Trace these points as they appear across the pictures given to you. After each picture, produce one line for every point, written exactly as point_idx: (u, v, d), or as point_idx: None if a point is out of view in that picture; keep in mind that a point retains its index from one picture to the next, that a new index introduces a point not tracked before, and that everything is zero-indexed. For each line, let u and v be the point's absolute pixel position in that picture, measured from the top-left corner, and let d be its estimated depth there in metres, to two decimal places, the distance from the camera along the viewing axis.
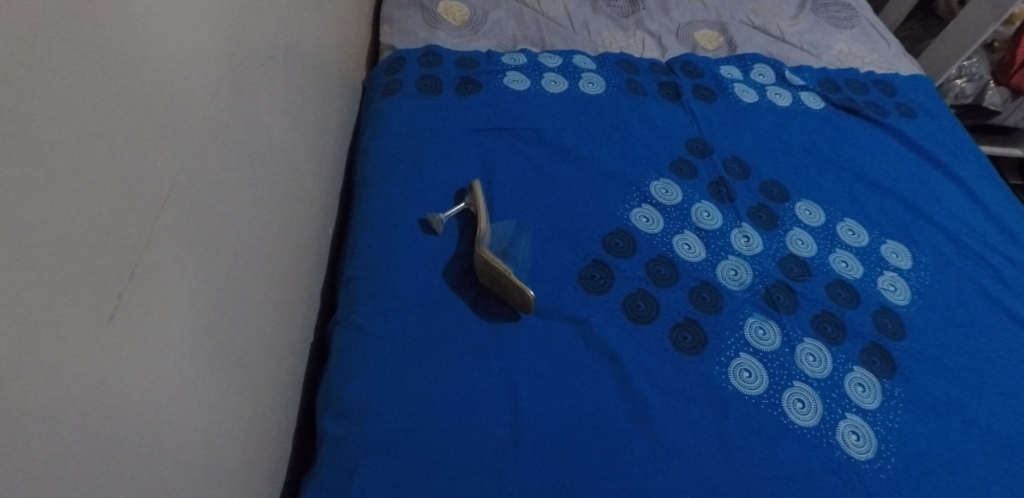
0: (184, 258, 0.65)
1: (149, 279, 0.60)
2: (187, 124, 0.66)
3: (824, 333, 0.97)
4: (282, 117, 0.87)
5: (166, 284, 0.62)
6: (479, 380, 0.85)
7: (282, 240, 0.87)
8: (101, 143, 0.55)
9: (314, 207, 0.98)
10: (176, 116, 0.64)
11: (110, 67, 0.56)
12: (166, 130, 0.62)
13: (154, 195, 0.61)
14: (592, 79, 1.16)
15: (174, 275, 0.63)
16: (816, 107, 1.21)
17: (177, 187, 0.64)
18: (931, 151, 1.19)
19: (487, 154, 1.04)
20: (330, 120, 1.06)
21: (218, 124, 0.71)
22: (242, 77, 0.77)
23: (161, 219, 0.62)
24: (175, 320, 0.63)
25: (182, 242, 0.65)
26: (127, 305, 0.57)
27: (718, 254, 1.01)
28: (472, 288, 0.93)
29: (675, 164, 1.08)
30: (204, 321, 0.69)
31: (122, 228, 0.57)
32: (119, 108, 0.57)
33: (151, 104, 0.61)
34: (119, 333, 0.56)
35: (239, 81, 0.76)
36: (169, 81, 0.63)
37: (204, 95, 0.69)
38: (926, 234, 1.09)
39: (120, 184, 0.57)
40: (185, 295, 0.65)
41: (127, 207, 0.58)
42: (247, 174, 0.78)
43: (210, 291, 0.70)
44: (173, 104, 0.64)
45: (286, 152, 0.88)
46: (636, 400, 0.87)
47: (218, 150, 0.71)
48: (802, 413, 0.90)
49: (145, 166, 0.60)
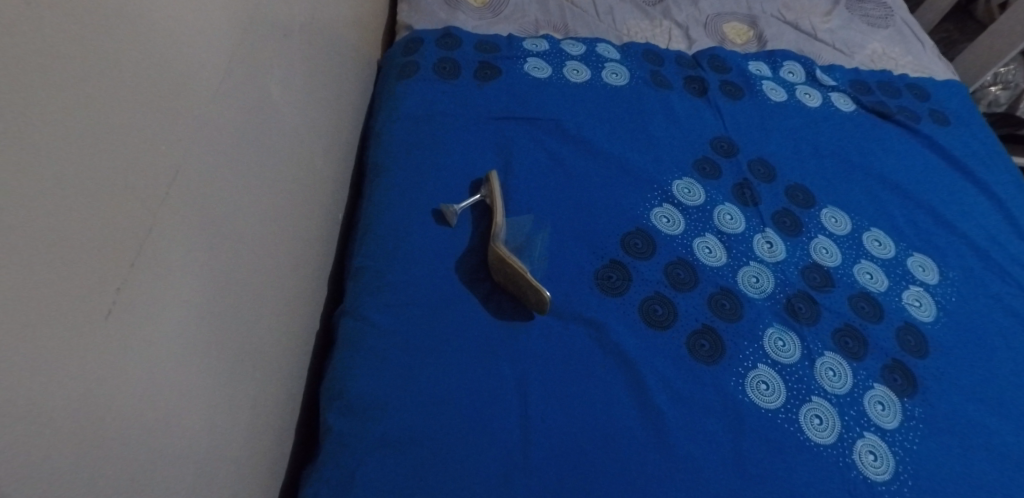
0: (186, 246, 0.61)
1: (151, 267, 0.56)
2: (194, 101, 0.62)
3: (845, 347, 0.93)
4: (293, 96, 0.83)
5: (167, 274, 0.58)
6: (488, 382, 0.82)
7: (290, 226, 0.83)
8: (98, 122, 0.50)
9: (323, 192, 0.94)
10: (181, 94, 0.60)
11: (110, 39, 0.51)
12: (170, 110, 0.58)
13: (157, 178, 0.57)
14: (616, 70, 1.12)
15: (175, 264, 0.60)
16: (846, 109, 1.16)
17: (182, 172, 0.60)
18: (963, 161, 1.15)
19: (505, 144, 1.00)
20: (343, 101, 1.01)
21: (226, 103, 0.67)
22: (253, 53, 0.72)
23: (162, 208, 0.58)
24: (175, 311, 0.60)
25: (187, 228, 0.61)
26: (126, 299, 0.54)
27: (739, 260, 0.97)
28: (484, 285, 0.89)
29: (699, 163, 1.04)
30: (207, 311, 0.65)
31: (123, 217, 0.53)
32: (119, 85, 0.52)
33: (154, 81, 0.56)
34: (116, 330, 0.53)
35: (249, 57, 0.72)
36: (175, 56, 0.59)
37: (213, 72, 0.65)
38: (954, 247, 1.06)
39: (122, 167, 0.53)
40: (188, 285, 0.61)
41: (128, 193, 0.54)
42: (255, 156, 0.74)
43: (213, 279, 0.66)
44: (179, 80, 0.59)
45: (296, 134, 0.84)
46: (650, 410, 0.83)
47: (226, 130, 0.67)
48: (819, 430, 0.87)
49: (149, 147, 0.56)
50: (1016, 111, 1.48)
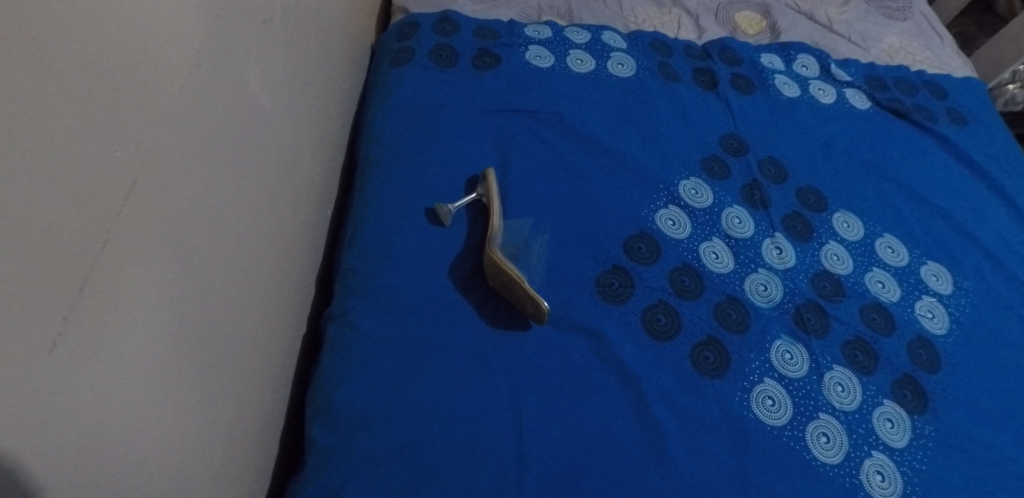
0: (148, 258, 0.55)
1: (109, 283, 0.50)
2: (151, 96, 0.55)
3: (855, 361, 0.90)
4: (274, 85, 0.77)
5: (127, 295, 0.52)
6: (482, 396, 0.77)
7: (271, 226, 0.77)
8: (32, 125, 0.44)
9: (309, 186, 0.88)
10: (138, 88, 0.53)
11: (43, 28, 0.45)
12: (123, 107, 0.52)
13: (110, 184, 0.51)
14: (621, 60, 1.05)
15: (137, 277, 0.54)
16: (861, 106, 1.11)
17: (142, 175, 0.54)
18: (980, 164, 1.10)
19: (504, 139, 0.94)
20: (331, 88, 0.95)
21: (194, 96, 0.61)
22: (225, 38, 0.66)
23: (121, 218, 0.52)
24: (138, 330, 0.54)
25: (150, 238, 0.55)
26: (76, 326, 0.47)
27: (747, 266, 0.92)
28: (479, 290, 0.84)
29: (707, 161, 0.99)
30: (177, 326, 0.59)
31: (70, 236, 0.47)
32: (58, 81, 0.46)
33: (102, 76, 0.50)
34: (69, 357, 0.47)
35: (221, 43, 0.65)
36: (125, 45, 0.52)
37: (176, 63, 0.58)
38: (969, 256, 1.02)
39: (65, 173, 0.47)
40: (152, 300, 0.56)
41: (73, 204, 0.47)
42: (230, 152, 0.67)
43: (184, 291, 0.60)
44: (134, 73, 0.53)
45: (277, 127, 0.78)
46: (652, 426, 0.79)
47: (194, 126, 0.61)
48: (825, 448, 0.83)
49: (97, 150, 0.49)
50: None
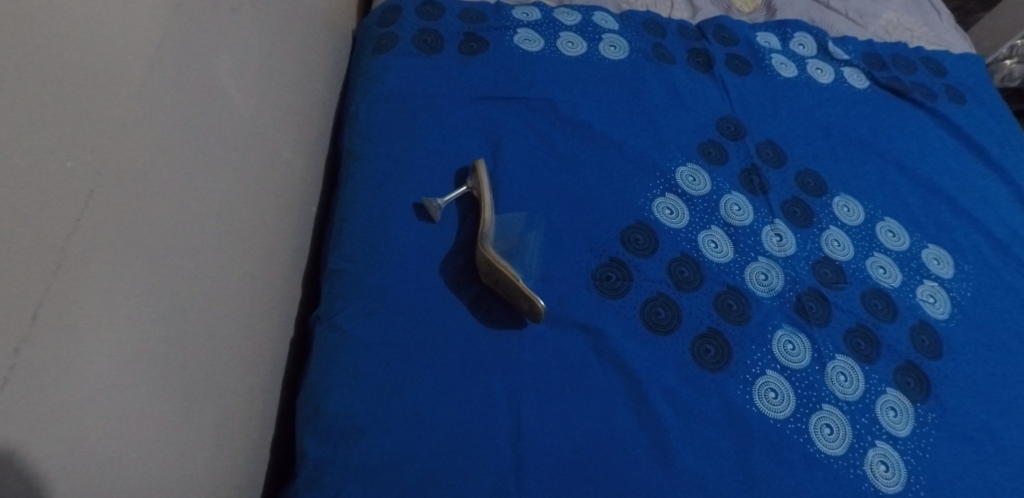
0: (110, 274, 0.51)
1: (66, 306, 0.47)
2: (102, 97, 0.51)
3: (858, 349, 0.88)
4: (246, 78, 0.72)
5: (89, 319, 0.49)
6: (478, 398, 0.75)
7: (250, 227, 0.74)
8: None
9: (290, 182, 0.84)
10: (86, 91, 0.49)
11: None
12: (71, 115, 0.48)
13: (60, 198, 0.47)
14: (614, 42, 1.02)
15: (100, 294, 0.50)
16: (859, 85, 1.08)
17: (100, 184, 0.50)
18: (979, 143, 1.08)
19: (494, 128, 0.90)
20: (310, 77, 0.90)
21: (156, 96, 0.57)
22: (188, 30, 0.61)
23: (79, 236, 0.48)
24: (103, 351, 0.50)
25: (111, 254, 0.51)
26: (29, 358, 0.44)
27: (747, 255, 0.90)
28: (472, 288, 0.81)
29: (704, 146, 0.95)
30: (149, 343, 0.55)
31: (18, 260, 0.43)
32: None
33: (42, 82, 0.45)
34: (19, 394, 0.43)
35: (184, 35, 0.60)
36: (68, 44, 0.47)
37: (133, 61, 0.54)
38: (970, 238, 1.00)
39: (3, 190, 0.42)
40: (118, 317, 0.52)
41: (18, 224, 0.43)
42: (201, 152, 0.63)
43: (155, 305, 0.56)
44: (81, 75, 0.49)
45: (252, 123, 0.74)
46: (652, 424, 0.77)
47: (157, 128, 0.57)
48: (829, 440, 0.82)
49: (39, 162, 0.45)
50: None
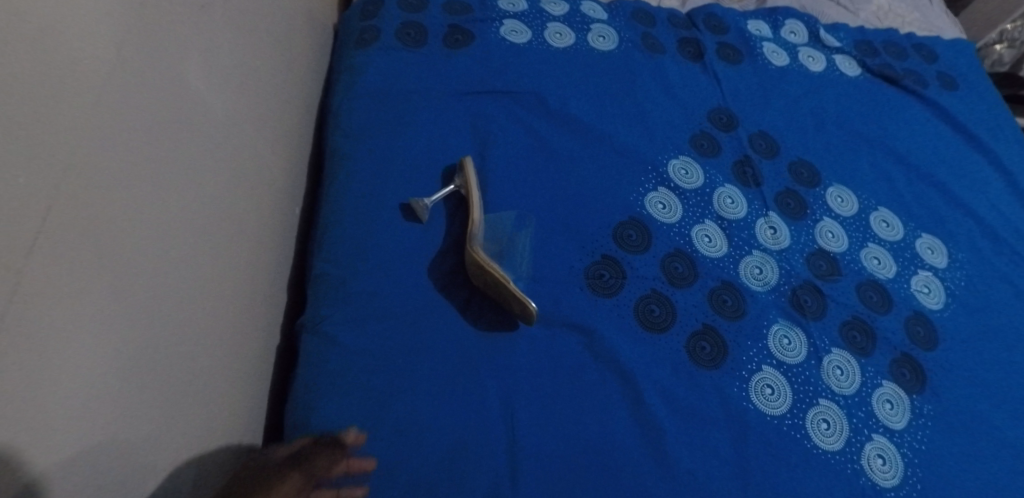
0: (79, 293, 0.48)
1: (21, 333, 0.43)
2: (69, 104, 0.47)
3: (853, 342, 0.87)
4: (220, 77, 0.69)
5: (48, 344, 0.45)
6: (471, 403, 0.73)
7: (231, 232, 0.71)
8: None
9: (272, 183, 0.82)
10: (51, 99, 0.46)
11: None
12: (26, 125, 0.43)
13: (26, 214, 0.43)
14: (603, 32, 0.99)
15: (70, 316, 0.47)
16: (851, 73, 1.06)
17: (58, 199, 0.46)
18: (972, 129, 1.07)
19: (481, 124, 0.88)
20: (289, 73, 0.87)
21: (125, 99, 0.53)
22: (155, 29, 0.58)
23: (35, 256, 0.44)
24: (78, 374, 0.48)
25: (81, 272, 0.48)
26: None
27: (741, 249, 0.88)
28: (462, 290, 0.79)
29: (696, 139, 0.94)
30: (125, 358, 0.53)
31: None
32: None
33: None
34: None
35: (152, 35, 0.57)
36: (33, 47, 0.44)
37: (103, 65, 0.51)
38: (963, 227, 0.99)
39: None
40: (91, 341, 0.49)
41: None
42: (175, 156, 0.60)
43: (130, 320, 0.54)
44: (38, 81, 0.44)
45: (228, 123, 0.71)
46: (648, 424, 0.76)
47: (128, 131, 0.54)
48: (826, 435, 0.81)
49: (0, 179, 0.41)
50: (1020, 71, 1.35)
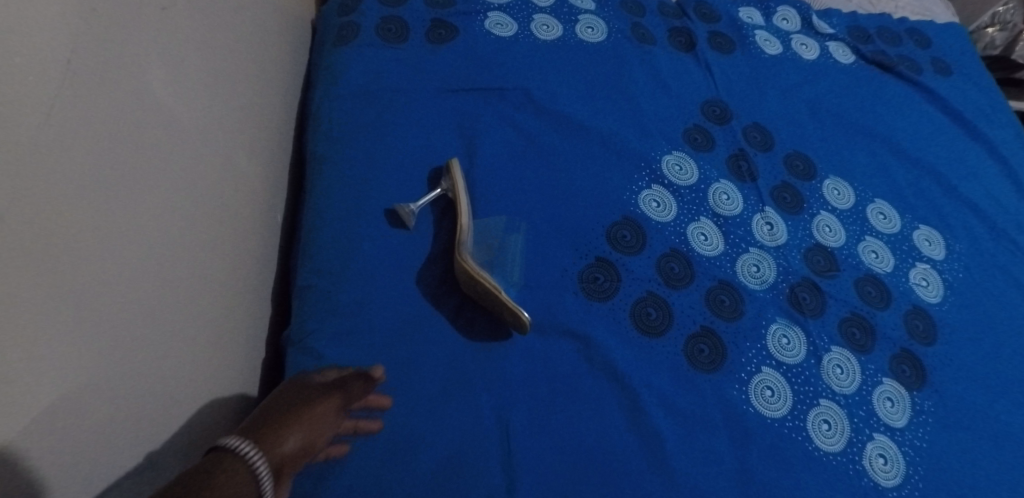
0: (32, 329, 0.44)
1: None
2: (16, 124, 0.43)
3: (853, 339, 0.85)
4: (191, 82, 0.65)
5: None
6: (465, 417, 0.70)
7: (209, 246, 0.67)
8: None
9: (251, 191, 0.78)
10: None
11: None
12: None
13: None
14: (591, 23, 0.96)
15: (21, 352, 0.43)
16: (845, 61, 1.04)
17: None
18: (967, 116, 1.05)
19: (468, 123, 0.85)
20: (265, 73, 0.83)
21: (83, 114, 0.49)
22: (113, 35, 0.54)
23: None
24: (36, 420, 0.44)
25: (34, 307, 0.45)
26: None
27: (737, 247, 0.86)
28: (453, 299, 0.76)
29: (689, 132, 0.91)
30: (91, 396, 0.49)
31: None
32: None
33: None
34: None
35: (109, 41, 0.53)
36: None
37: (51, 80, 0.47)
38: (959, 217, 0.98)
39: None
40: (46, 380, 0.45)
41: None
42: (143, 171, 0.57)
43: (93, 354, 0.50)
44: None
45: (202, 131, 0.67)
46: (647, 431, 0.74)
47: (86, 150, 0.50)
48: (827, 436, 0.79)
49: None
50: (1010, 55, 1.28)
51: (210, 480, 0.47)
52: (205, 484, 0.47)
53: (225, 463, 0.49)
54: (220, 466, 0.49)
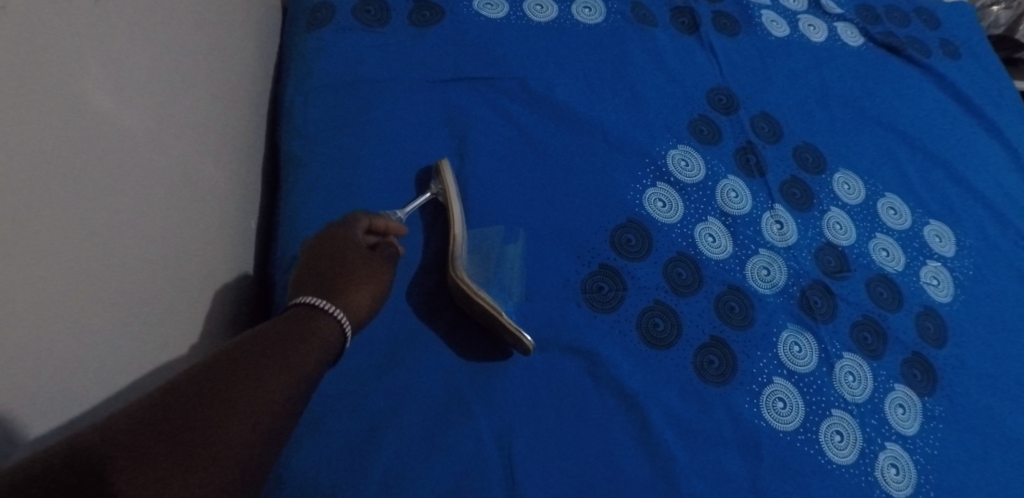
0: None
1: None
2: None
3: (864, 344, 0.81)
4: (148, 79, 0.57)
5: None
6: (461, 445, 0.64)
7: (175, 265, 0.60)
8: None
9: (219, 195, 0.70)
10: None
11: None
12: None
13: None
14: (588, 3, 0.88)
15: None
16: (854, 43, 0.98)
17: None
18: (976, 103, 1.01)
19: (457, 117, 0.77)
20: (230, 60, 0.74)
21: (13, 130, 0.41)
22: (50, 29, 0.45)
23: None
24: None
25: None
26: None
27: (747, 249, 0.80)
28: (446, 316, 0.70)
29: (695, 124, 0.85)
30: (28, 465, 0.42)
31: None
32: None
33: None
34: None
35: (46, 38, 0.44)
36: None
37: None
38: (969, 210, 0.94)
39: None
40: None
41: None
42: (93, 191, 0.48)
43: (32, 418, 0.42)
44: None
45: (163, 133, 0.58)
46: (657, 452, 0.69)
47: (22, 173, 0.41)
48: (839, 447, 0.75)
49: None
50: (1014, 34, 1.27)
51: (301, 334, 0.50)
52: (285, 335, 0.50)
53: (312, 317, 0.52)
54: (307, 320, 0.52)
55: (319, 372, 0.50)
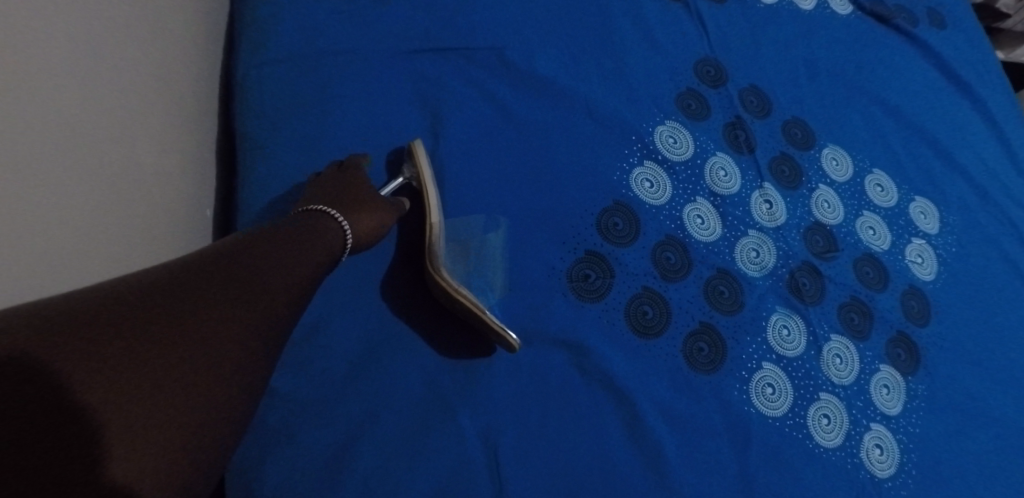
0: None
1: None
2: None
3: (851, 325, 0.79)
4: (89, 55, 0.50)
5: None
6: (441, 446, 0.60)
7: (126, 261, 0.54)
8: None
9: (173, 178, 0.63)
10: None
11: None
12: None
13: None
14: None
15: None
16: (842, 12, 0.95)
17: None
18: (961, 75, 0.98)
19: (434, 93, 0.72)
20: (182, 27, 0.67)
21: None
22: None
23: None
24: None
25: None
26: None
27: (736, 230, 0.78)
28: (424, 309, 0.66)
29: (682, 98, 0.81)
30: None
31: None
32: None
33: None
34: None
35: None
36: None
37: None
38: (952, 184, 0.92)
39: None
40: None
41: None
42: (28, 186, 0.42)
43: None
44: None
45: (107, 114, 0.52)
46: (646, 443, 0.66)
47: None
48: (826, 430, 0.73)
49: None
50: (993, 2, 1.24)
51: (307, 233, 0.55)
52: (289, 233, 0.54)
53: (320, 221, 0.57)
54: (315, 223, 0.57)
55: (323, 266, 0.55)
